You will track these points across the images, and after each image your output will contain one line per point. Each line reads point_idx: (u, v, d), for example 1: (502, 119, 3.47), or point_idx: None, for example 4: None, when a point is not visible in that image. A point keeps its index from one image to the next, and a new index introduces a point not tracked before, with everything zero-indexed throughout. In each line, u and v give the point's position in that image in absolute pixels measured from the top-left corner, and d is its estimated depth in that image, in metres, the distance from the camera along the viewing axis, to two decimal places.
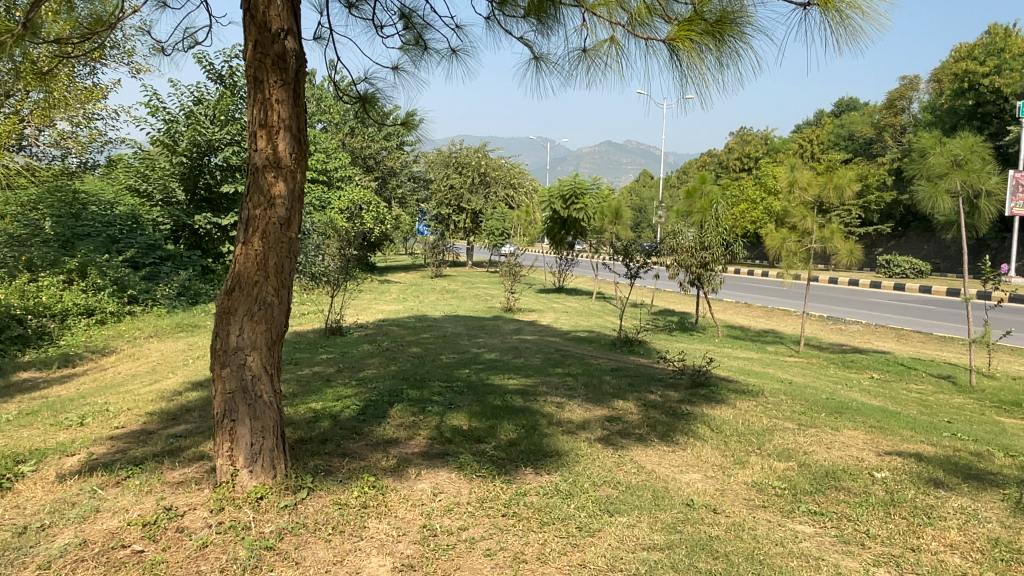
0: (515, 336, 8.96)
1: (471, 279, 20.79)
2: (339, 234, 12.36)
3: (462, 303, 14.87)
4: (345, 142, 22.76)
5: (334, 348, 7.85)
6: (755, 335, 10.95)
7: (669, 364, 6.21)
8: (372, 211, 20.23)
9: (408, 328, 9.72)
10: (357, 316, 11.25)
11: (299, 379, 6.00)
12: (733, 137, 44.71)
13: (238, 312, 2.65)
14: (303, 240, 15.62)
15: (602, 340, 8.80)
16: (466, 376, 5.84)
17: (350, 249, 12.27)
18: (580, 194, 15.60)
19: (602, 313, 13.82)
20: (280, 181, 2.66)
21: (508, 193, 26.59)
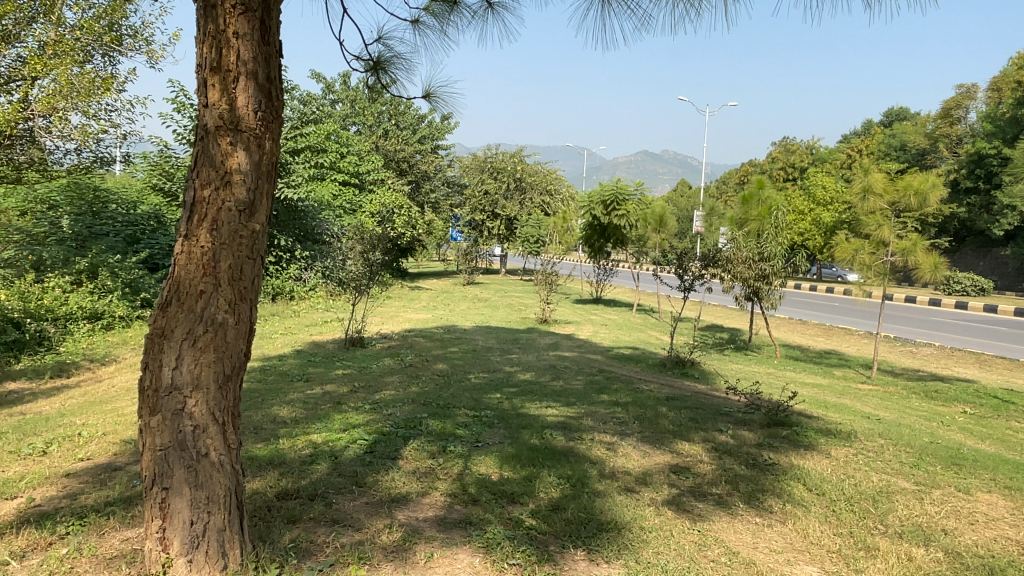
0: (552, 353, 8.10)
1: (504, 287, 20.02)
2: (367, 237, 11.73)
3: (494, 313, 14.06)
4: (379, 144, 22.19)
5: (352, 362, 7.09)
6: (817, 356, 9.91)
7: (736, 395, 5.29)
8: (404, 214, 19.60)
9: (435, 340, 8.93)
10: (382, 325, 10.52)
11: (306, 401, 5.23)
12: (776, 146, 43.28)
13: (174, 335, 1.86)
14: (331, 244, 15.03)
15: (650, 359, 7.88)
16: (497, 402, 5.01)
17: (375, 254, 11.63)
18: (622, 199, 14.42)
19: (643, 327, 12.89)
20: (239, 150, 1.87)
21: (544, 200, 25.72)
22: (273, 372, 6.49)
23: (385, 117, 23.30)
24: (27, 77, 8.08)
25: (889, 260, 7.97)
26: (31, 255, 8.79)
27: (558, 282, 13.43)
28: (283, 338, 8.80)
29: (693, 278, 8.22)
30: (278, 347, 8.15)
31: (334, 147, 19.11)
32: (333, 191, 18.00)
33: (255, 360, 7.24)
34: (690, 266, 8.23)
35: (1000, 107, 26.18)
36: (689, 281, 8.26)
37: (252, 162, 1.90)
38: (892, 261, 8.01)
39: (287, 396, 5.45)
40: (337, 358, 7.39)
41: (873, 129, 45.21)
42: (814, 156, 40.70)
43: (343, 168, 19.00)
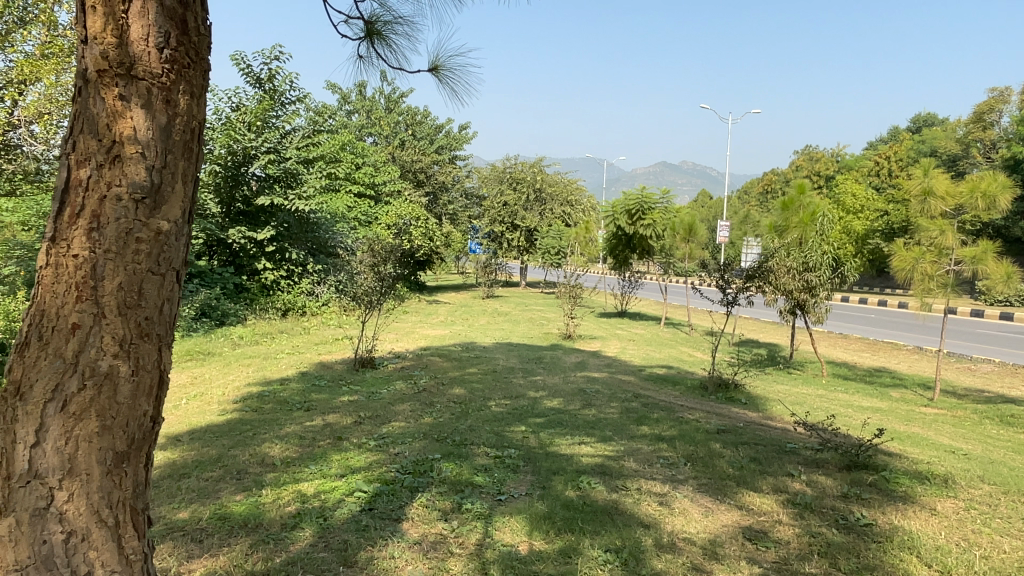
0: (580, 374, 7.40)
1: (524, 301, 19.37)
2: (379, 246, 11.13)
3: (514, 328, 13.38)
4: (395, 155, 21.68)
5: (360, 387, 6.44)
6: (867, 375, 9.09)
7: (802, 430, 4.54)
8: (420, 226, 19.02)
9: (452, 359, 8.26)
10: (396, 343, 9.89)
11: (303, 436, 4.58)
12: (801, 154, 42.34)
13: (33, 392, 1.25)
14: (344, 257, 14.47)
15: (688, 381, 7.15)
16: (521, 438, 4.31)
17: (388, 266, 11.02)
18: (648, 208, 13.71)
19: (673, 342, 12.13)
20: (136, 114, 1.27)
21: (564, 210, 25.06)
22: (271, 398, 5.87)
23: (401, 127, 22.83)
24: (16, 82, 7.58)
25: (952, 269, 7.20)
26: (24, 271, 8.32)
27: (581, 296, 12.73)
28: (289, 359, 8.19)
29: (736, 291, 7.52)
30: (282, 368, 7.53)
31: (350, 157, 18.64)
32: (348, 203, 17.48)
33: (254, 384, 6.63)
34: (732, 277, 7.52)
35: None
36: (731, 293, 7.56)
37: (157, 129, 1.29)
38: (956, 271, 7.23)
39: (284, 429, 4.81)
40: (344, 381, 6.75)
41: (901, 136, 43.96)
42: (840, 164, 39.66)
43: (358, 179, 18.60)
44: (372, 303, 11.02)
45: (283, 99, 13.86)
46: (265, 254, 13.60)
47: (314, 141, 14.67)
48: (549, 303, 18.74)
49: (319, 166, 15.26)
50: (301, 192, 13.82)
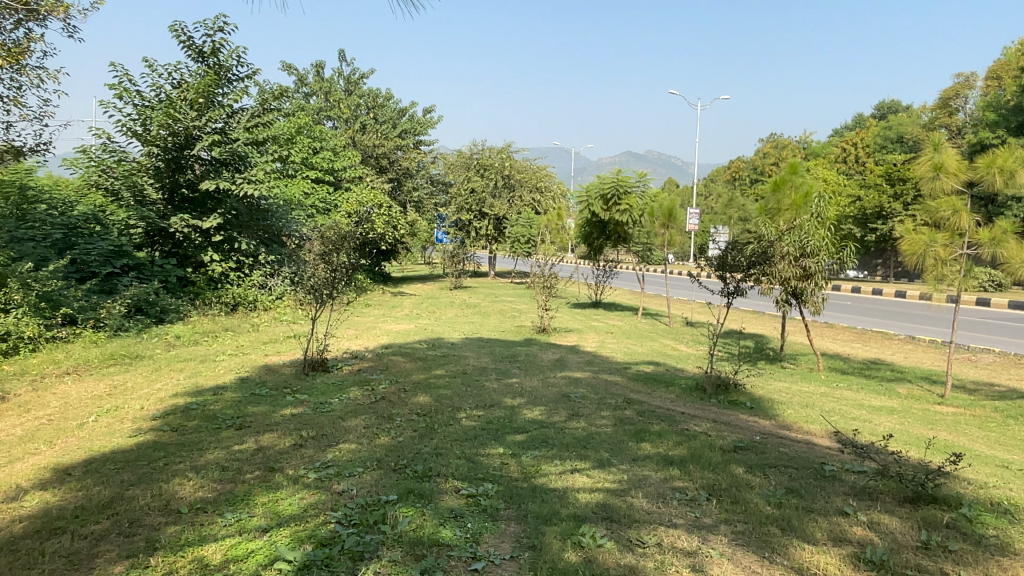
0: (560, 374, 6.58)
1: (494, 292, 18.56)
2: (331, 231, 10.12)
3: (484, 321, 12.54)
4: (356, 139, 20.54)
5: (308, 396, 5.53)
6: (865, 368, 8.45)
7: (839, 449, 3.77)
8: (383, 213, 17.98)
9: (416, 360, 7.38)
10: (355, 341, 8.97)
11: (226, 467, 3.68)
12: (768, 141, 42.18)
13: None
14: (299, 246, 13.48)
15: (681, 381, 6.39)
16: (499, 466, 3.48)
17: (345, 254, 10.03)
18: (624, 192, 12.90)
19: (653, 334, 11.40)
20: None
21: (534, 197, 24.23)
22: (199, 413, 4.93)
23: (362, 110, 21.73)
24: None
25: (967, 254, 6.61)
26: None
27: (556, 286, 11.93)
28: (230, 361, 7.22)
29: (737, 282, 6.85)
30: (220, 374, 6.56)
31: (306, 141, 17.54)
32: (304, 189, 16.38)
33: (182, 394, 5.66)
34: (732, 267, 6.83)
35: (1004, 95, 25.04)
36: (733, 285, 6.90)
37: None
38: (970, 255, 6.63)
39: (204, 457, 3.89)
40: (290, 388, 5.83)
41: (866, 123, 44.07)
42: (808, 150, 39.54)
43: (315, 164, 17.61)
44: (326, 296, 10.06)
45: (230, 76, 12.74)
46: (212, 245, 12.53)
47: (265, 122, 13.59)
48: (520, 294, 17.93)
49: (271, 150, 14.20)
50: (250, 176, 12.77)
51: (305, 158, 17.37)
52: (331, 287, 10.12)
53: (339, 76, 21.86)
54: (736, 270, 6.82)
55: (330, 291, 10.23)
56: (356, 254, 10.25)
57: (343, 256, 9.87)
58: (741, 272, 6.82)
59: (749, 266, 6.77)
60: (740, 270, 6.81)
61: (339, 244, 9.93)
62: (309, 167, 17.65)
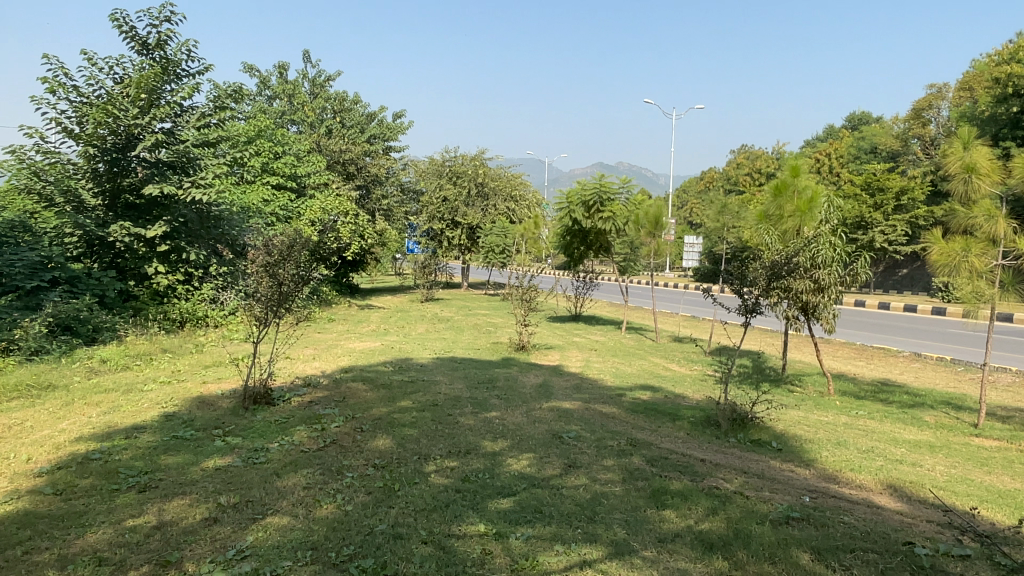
0: (547, 404, 5.67)
1: (468, 305, 17.67)
2: (278, 236, 8.96)
3: (457, 337, 11.58)
4: (322, 144, 19.42)
5: (242, 439, 4.50)
6: (878, 391, 7.69)
7: (924, 528, 2.91)
8: (348, 222, 16.89)
9: (379, 388, 6.37)
10: (312, 363, 7.98)
11: (105, 561, 2.66)
12: (741, 151, 42.10)
13: None
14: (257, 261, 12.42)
15: (688, 412, 5.49)
16: (481, 559, 2.53)
17: (293, 265, 8.87)
18: (607, 199, 12.00)
19: (640, 351, 10.53)
20: None
21: (508, 206, 23.42)
22: (97, 467, 3.88)
23: (328, 115, 20.74)
24: None
25: (1001, 266, 5.88)
26: None
27: (536, 300, 11.03)
28: (160, 392, 6.14)
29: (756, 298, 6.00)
30: (142, 410, 5.48)
31: (267, 145, 16.39)
32: (264, 195, 15.23)
33: (87, 437, 4.61)
34: (749, 281, 5.99)
35: (977, 106, 24.96)
36: (751, 302, 6.05)
37: None
38: (1007, 266, 5.89)
39: (79, 542, 2.87)
40: (223, 428, 4.79)
41: (837, 134, 44.22)
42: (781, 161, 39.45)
43: (276, 170, 16.41)
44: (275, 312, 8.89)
45: (179, 72, 11.68)
46: (157, 254, 11.39)
47: (218, 122, 12.52)
48: (495, 307, 16.99)
49: (225, 153, 13.11)
50: (200, 180, 11.68)
51: (265, 163, 16.22)
52: (282, 301, 9.01)
53: (304, 78, 20.86)
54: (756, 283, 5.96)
55: (278, 307, 9.07)
56: (307, 265, 9.10)
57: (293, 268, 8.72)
58: (760, 284, 5.96)
59: (769, 278, 5.92)
60: (759, 282, 5.96)
61: (285, 253, 8.75)
62: (270, 172, 16.50)
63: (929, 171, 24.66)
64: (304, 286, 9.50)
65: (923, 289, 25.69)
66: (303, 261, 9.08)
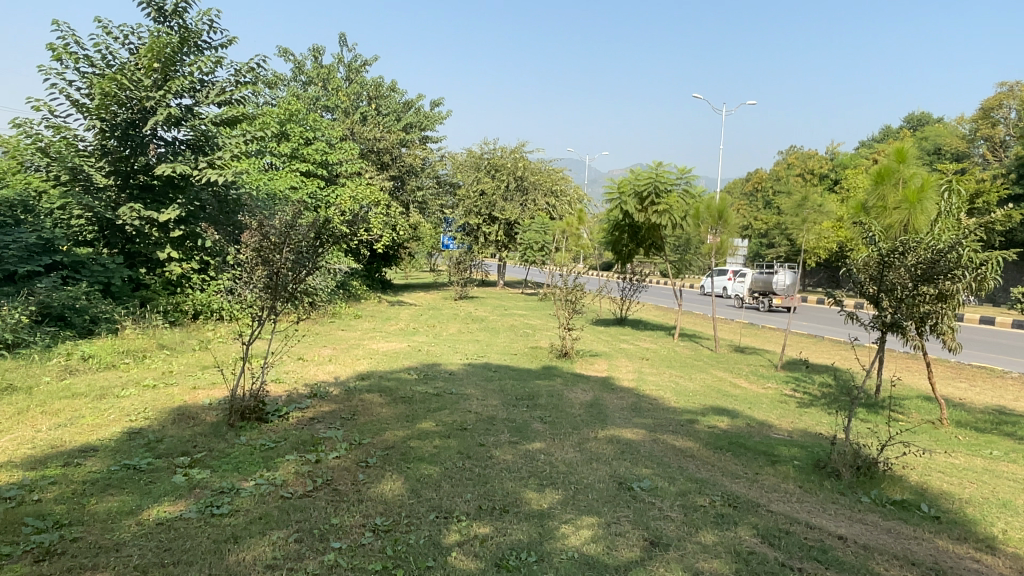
0: (605, 433, 4.51)
1: (504, 304, 16.58)
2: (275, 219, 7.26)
3: (492, 339, 10.48)
4: (355, 132, 18.42)
5: (210, 474, 3.43)
6: (1000, 422, 6.35)
7: None
8: (380, 212, 15.87)
9: (397, 403, 5.28)
10: (327, 367, 6.94)
11: None
12: (793, 151, 40.26)
13: None
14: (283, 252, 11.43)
15: (786, 452, 4.27)
16: None
17: (292, 252, 7.11)
18: (664, 192, 10.81)
19: (699, 362, 9.28)
20: None
21: (549, 201, 22.28)
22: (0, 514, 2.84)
23: (363, 101, 19.78)
24: None
25: None
26: None
27: (581, 301, 9.87)
28: (136, 400, 5.14)
29: (896, 305, 4.79)
30: (104, 423, 4.46)
31: (297, 130, 15.45)
32: (290, 182, 14.24)
33: (19, 461, 3.59)
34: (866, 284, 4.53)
35: None
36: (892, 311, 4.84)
37: None
38: None
39: None
40: (191, 455, 3.73)
41: (895, 135, 42.12)
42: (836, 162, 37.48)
43: (306, 156, 15.44)
44: (268, 306, 7.18)
45: (200, 43, 10.82)
46: (171, 240, 10.52)
47: (242, 101, 11.62)
48: (533, 307, 15.88)
49: (251, 136, 12.18)
50: (217, 161, 10.77)
51: (295, 148, 15.31)
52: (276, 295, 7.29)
53: (339, 63, 19.99)
54: (897, 288, 4.75)
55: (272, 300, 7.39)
56: (311, 252, 7.29)
57: (292, 255, 6.98)
58: (902, 288, 4.74)
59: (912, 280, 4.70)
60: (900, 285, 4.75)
61: (277, 238, 7.01)
62: (300, 158, 15.58)
63: (1002, 174, 22.86)
64: (311, 274, 7.95)
65: (993, 301, 23.80)
66: (307, 248, 7.33)
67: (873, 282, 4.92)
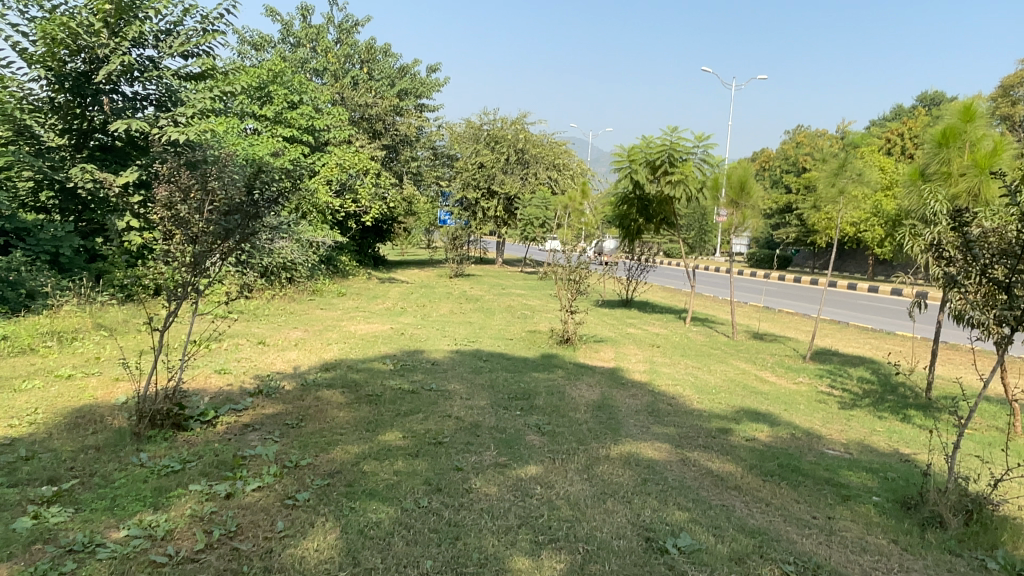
0: (619, 451, 3.52)
1: (501, 283, 15.56)
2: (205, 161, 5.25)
3: (486, 322, 9.47)
4: (345, 97, 17.26)
5: (68, 518, 2.44)
6: None
7: None
8: (370, 182, 14.73)
9: (360, 403, 4.27)
10: (289, 354, 5.94)
11: None
12: (801, 130, 39.07)
13: None
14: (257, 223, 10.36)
15: (856, 483, 3.29)
16: None
17: (223, 212, 5.07)
18: (679, 160, 9.78)
19: (716, 351, 8.27)
20: None
21: (551, 175, 21.20)
22: None
23: (354, 65, 18.59)
24: None
25: None
26: None
27: (586, 281, 8.85)
28: (34, 396, 4.13)
29: None
30: None
31: (282, 92, 14.28)
32: (270, 147, 13.12)
33: None
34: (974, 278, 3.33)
35: None
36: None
37: None
38: None
39: None
40: (56, 485, 2.73)
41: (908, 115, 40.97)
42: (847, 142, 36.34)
43: (291, 121, 14.32)
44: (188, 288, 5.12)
45: None
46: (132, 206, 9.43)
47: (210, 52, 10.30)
48: (532, 287, 14.86)
49: (225, 95, 10.99)
50: (181, 118, 9.57)
51: (278, 111, 14.19)
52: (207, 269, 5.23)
53: (329, 23, 18.75)
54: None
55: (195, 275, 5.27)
56: (251, 213, 5.23)
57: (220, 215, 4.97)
58: None
59: None
60: None
61: (202, 188, 4.96)
62: (284, 123, 14.43)
63: None
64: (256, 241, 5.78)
65: None
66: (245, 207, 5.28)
67: (994, 259, 3.07)
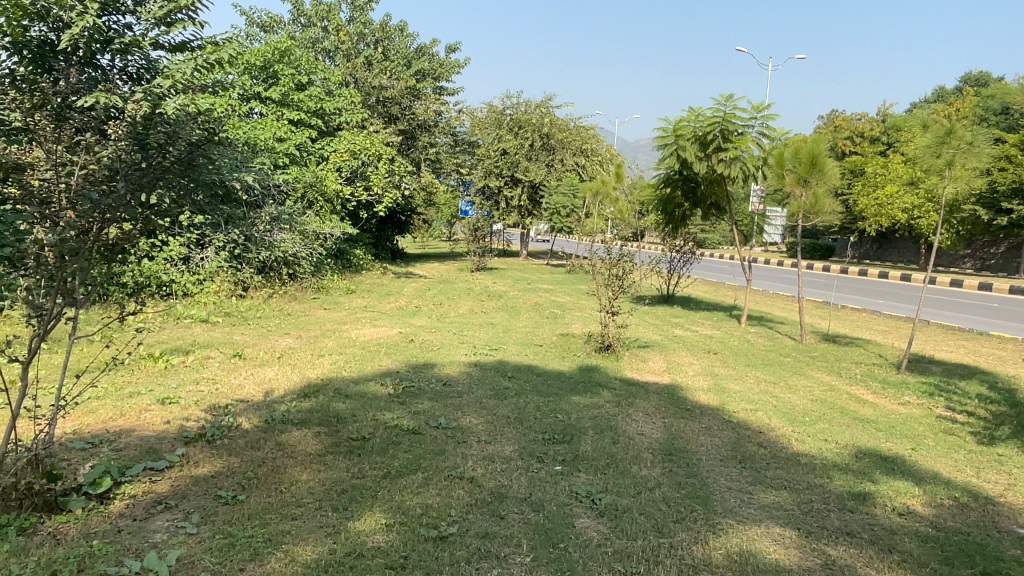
0: (723, 551, 2.23)
1: (526, 277, 14.30)
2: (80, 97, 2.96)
3: (511, 323, 8.21)
4: (358, 78, 16.08)
5: None
6: None
7: None
8: (385, 169, 13.49)
9: (335, 454, 3.02)
10: (265, 372, 4.73)
11: None
12: (834, 115, 37.35)
13: None
14: (252, 216, 9.21)
15: None
16: None
17: (107, 180, 2.71)
18: (730, 134, 8.44)
19: (787, 359, 6.93)
20: None
21: (578, 161, 19.91)
22: None
23: (368, 45, 17.38)
24: None
25: None
26: None
27: (629, 276, 7.52)
28: None
29: None
30: None
31: (289, 73, 13.08)
32: (274, 131, 11.96)
33: None
34: None
35: None
36: None
37: None
38: None
39: None
40: None
41: (949, 98, 39.11)
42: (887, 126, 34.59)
43: (298, 103, 13.17)
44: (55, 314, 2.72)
45: None
46: None
47: None
48: (560, 282, 13.58)
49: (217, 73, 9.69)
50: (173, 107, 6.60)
51: (284, 93, 13.02)
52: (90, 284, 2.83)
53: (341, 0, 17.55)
54: None
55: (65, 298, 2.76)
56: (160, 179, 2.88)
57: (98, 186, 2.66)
58: None
59: None
60: None
61: (64, 135, 2.65)
62: (291, 105, 13.24)
63: None
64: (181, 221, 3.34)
65: None
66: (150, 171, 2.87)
67: None
